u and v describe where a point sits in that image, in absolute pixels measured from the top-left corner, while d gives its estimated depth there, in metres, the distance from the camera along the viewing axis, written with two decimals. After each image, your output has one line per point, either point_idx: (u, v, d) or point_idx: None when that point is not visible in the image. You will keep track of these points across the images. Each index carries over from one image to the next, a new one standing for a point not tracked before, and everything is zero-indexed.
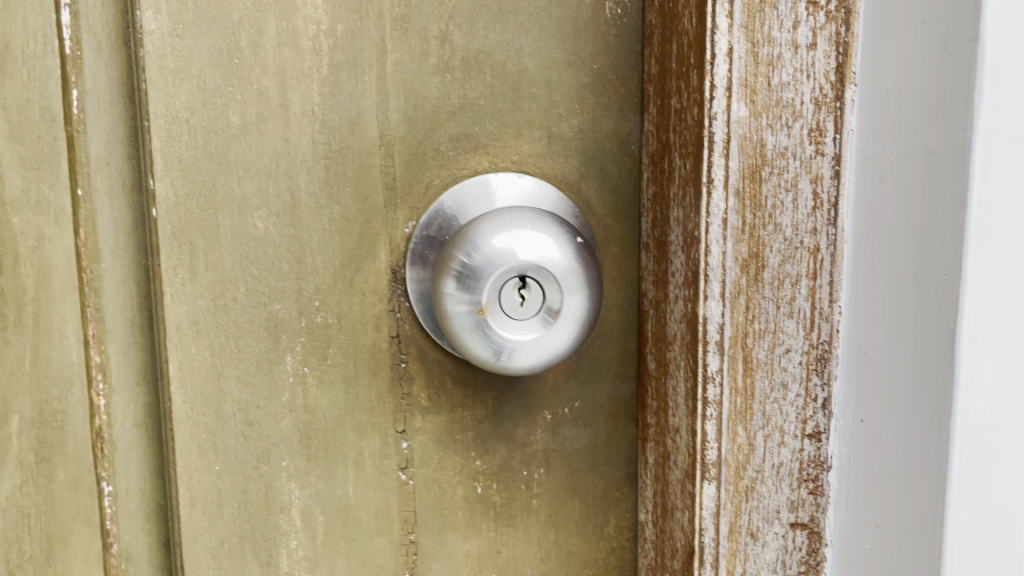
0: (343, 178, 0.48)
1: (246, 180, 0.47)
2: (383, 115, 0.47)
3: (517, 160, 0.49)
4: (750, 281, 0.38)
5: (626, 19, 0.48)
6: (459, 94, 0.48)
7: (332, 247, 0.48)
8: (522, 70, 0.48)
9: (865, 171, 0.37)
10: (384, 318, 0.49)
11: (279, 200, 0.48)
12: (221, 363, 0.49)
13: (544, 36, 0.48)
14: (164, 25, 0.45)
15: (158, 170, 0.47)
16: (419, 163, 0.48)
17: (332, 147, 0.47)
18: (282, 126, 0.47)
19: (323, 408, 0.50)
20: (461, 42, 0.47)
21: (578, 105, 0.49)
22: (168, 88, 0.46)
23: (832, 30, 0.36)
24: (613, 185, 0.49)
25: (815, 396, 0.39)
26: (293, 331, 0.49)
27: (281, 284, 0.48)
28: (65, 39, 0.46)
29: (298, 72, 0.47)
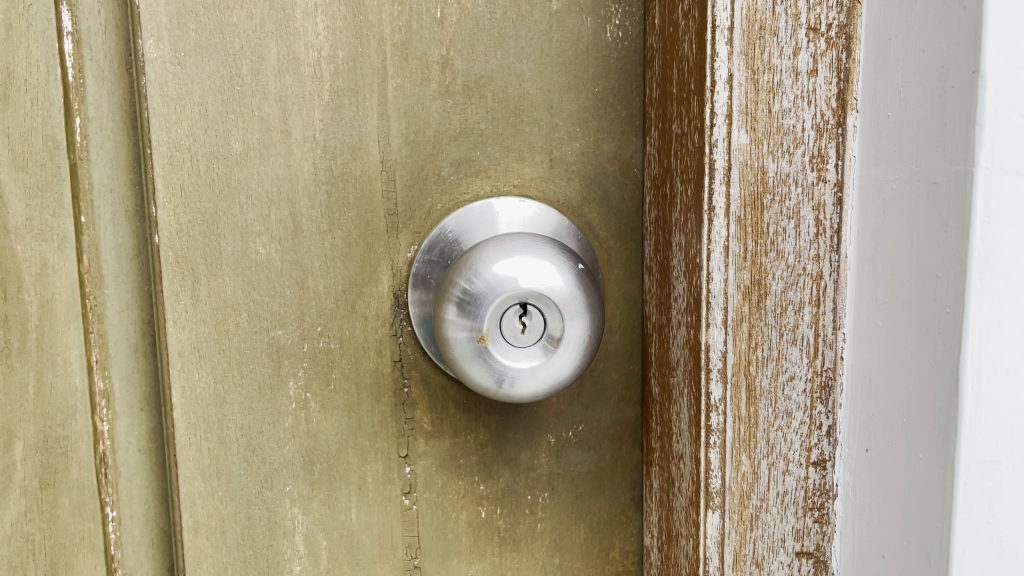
0: (345, 204, 0.48)
1: (248, 206, 0.47)
2: (384, 140, 0.47)
3: (518, 183, 0.49)
4: (752, 308, 0.37)
5: (627, 42, 0.47)
6: (460, 119, 0.48)
7: (333, 273, 0.48)
8: (523, 95, 0.48)
9: (868, 198, 0.36)
10: (386, 343, 0.49)
11: (281, 226, 0.48)
12: (223, 389, 0.49)
13: (546, 60, 0.47)
14: (165, 53, 0.46)
15: (161, 197, 0.47)
16: (421, 188, 0.48)
17: (333, 172, 0.47)
18: (283, 152, 0.47)
19: (326, 433, 0.50)
20: (462, 67, 0.47)
21: (580, 128, 0.48)
22: (170, 116, 0.46)
23: (832, 57, 0.36)
24: (616, 208, 0.49)
25: (820, 424, 0.39)
26: (295, 356, 0.49)
27: (283, 310, 0.48)
28: (67, 67, 0.46)
29: (299, 98, 0.47)
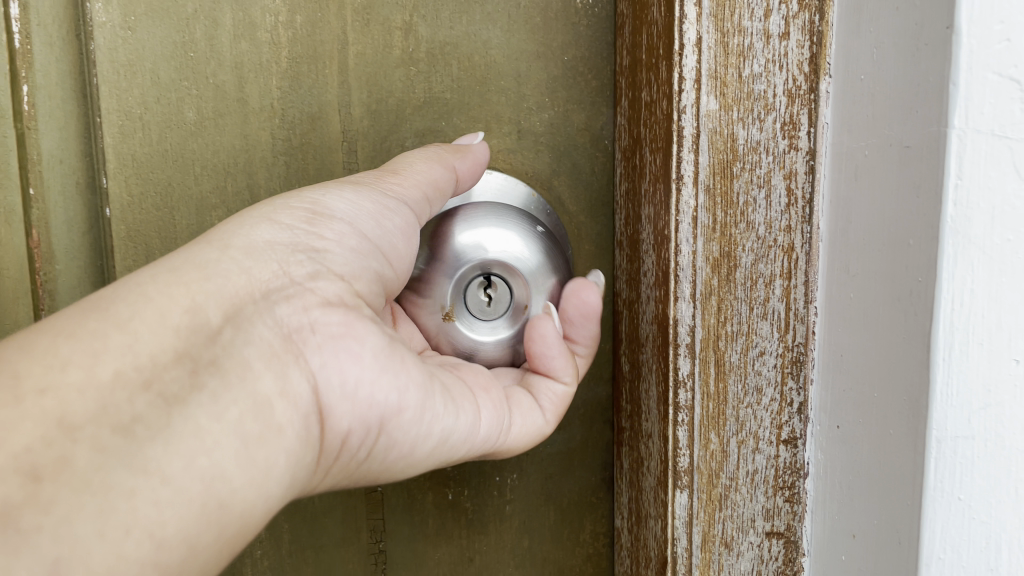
0: (305, 176, 0.46)
1: (203, 177, 0.46)
2: (345, 109, 0.46)
3: (485, 155, 0.47)
4: (722, 281, 0.36)
5: (597, 9, 0.46)
6: (424, 88, 0.46)
7: None
8: (489, 63, 0.46)
9: (838, 166, 0.35)
10: None
11: (239, 199, 0.46)
12: None
13: (513, 27, 0.46)
14: (115, 17, 0.44)
15: (111, 168, 0.45)
16: (383, 160, 0.46)
17: (293, 143, 0.46)
18: (239, 121, 0.45)
19: None
20: (426, 34, 0.45)
21: (549, 98, 0.47)
22: (119, 83, 0.44)
23: (805, 20, 0.34)
24: (586, 181, 0.48)
25: (791, 401, 0.38)
26: None
27: None
28: (14, 32, 0.44)
29: (256, 65, 0.45)
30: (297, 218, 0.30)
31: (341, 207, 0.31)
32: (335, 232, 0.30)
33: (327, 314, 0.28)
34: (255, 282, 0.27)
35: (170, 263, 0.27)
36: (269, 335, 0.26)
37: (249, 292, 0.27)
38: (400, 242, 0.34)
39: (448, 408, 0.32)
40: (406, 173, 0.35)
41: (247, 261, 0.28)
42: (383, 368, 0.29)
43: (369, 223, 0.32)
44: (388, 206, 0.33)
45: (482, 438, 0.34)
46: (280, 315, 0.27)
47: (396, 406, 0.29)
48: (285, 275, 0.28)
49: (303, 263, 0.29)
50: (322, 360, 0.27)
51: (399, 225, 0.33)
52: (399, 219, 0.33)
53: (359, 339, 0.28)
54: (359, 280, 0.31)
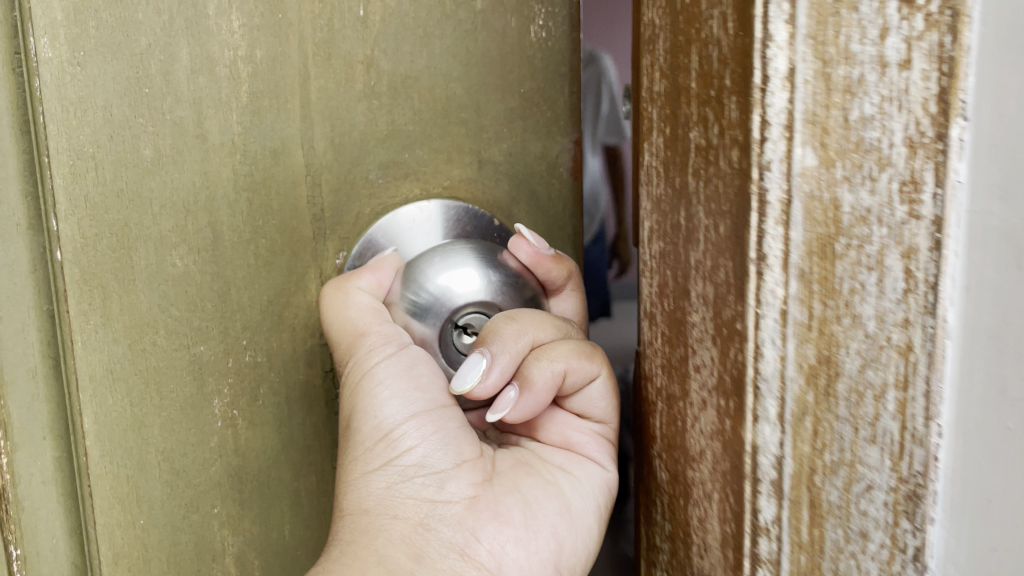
0: (268, 211, 0.46)
1: (162, 216, 0.44)
2: (308, 144, 0.45)
3: (448, 185, 0.48)
4: (819, 396, 0.26)
5: (551, 42, 0.48)
6: (387, 121, 0.46)
7: (259, 283, 0.46)
8: (450, 95, 0.47)
9: (982, 242, 0.25)
10: (316, 352, 0.47)
11: (200, 236, 0.45)
12: (141, 412, 0.46)
13: (471, 61, 0.47)
14: (63, 52, 0.42)
15: (62, 209, 0.43)
16: (348, 193, 0.46)
17: (255, 178, 0.45)
18: (198, 158, 0.44)
19: (255, 451, 0.48)
20: (387, 67, 0.46)
21: (508, 129, 0.48)
22: (70, 121, 0.42)
23: (932, 42, 0.24)
24: (544, 207, 0.50)
25: (904, 546, 0.28)
26: (220, 372, 0.46)
27: (205, 324, 0.46)
28: None
29: (215, 100, 0.44)
30: (386, 453, 0.39)
31: (395, 408, 0.39)
32: (413, 437, 0.39)
33: (451, 504, 0.38)
34: (409, 519, 0.38)
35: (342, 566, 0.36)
36: (449, 559, 0.37)
37: (413, 532, 0.38)
38: (446, 385, 0.40)
39: (579, 496, 0.40)
40: (373, 328, 0.41)
41: (399, 520, 0.38)
42: (515, 528, 0.38)
43: (416, 398, 0.40)
44: (409, 376, 0.40)
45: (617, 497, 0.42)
46: (449, 538, 0.37)
47: (557, 548, 0.38)
48: (422, 497, 0.38)
49: (405, 471, 0.39)
50: (487, 548, 0.37)
51: (428, 368, 0.40)
52: (423, 365, 0.40)
53: (481, 508, 0.38)
54: (460, 448, 0.40)
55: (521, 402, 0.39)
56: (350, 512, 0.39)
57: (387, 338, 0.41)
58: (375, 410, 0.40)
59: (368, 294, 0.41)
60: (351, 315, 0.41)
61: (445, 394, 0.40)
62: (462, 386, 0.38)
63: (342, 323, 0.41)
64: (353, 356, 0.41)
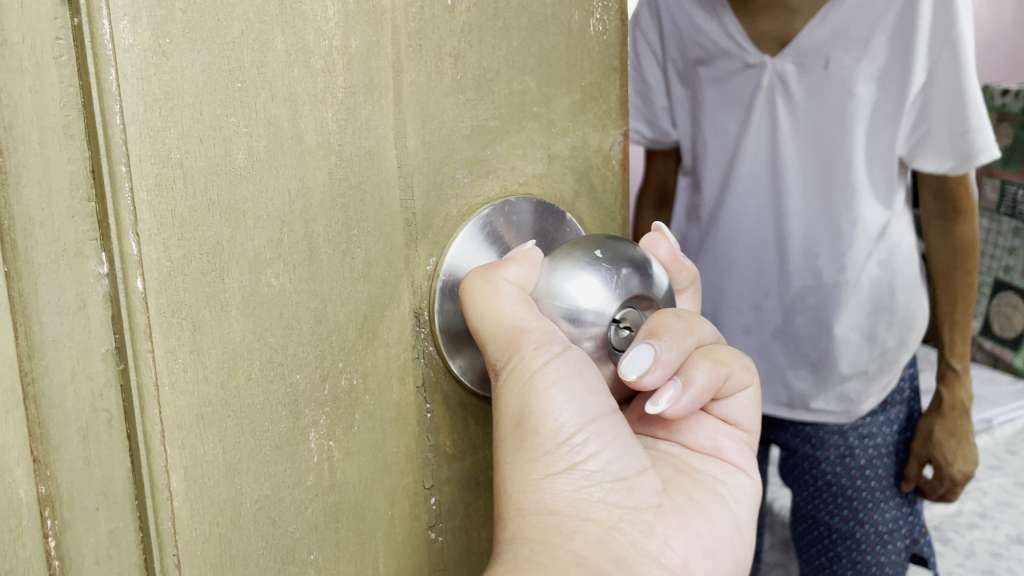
0: (362, 218, 0.41)
1: (256, 230, 0.38)
2: (401, 142, 0.42)
3: (523, 181, 0.47)
4: None
5: (606, 37, 0.49)
6: (472, 116, 0.44)
7: (355, 297, 0.42)
8: (525, 89, 0.46)
9: None
10: (409, 368, 0.44)
11: (296, 251, 0.40)
12: (235, 458, 0.39)
13: (544, 54, 0.46)
14: (145, 38, 0.34)
15: (147, 229, 0.36)
16: (438, 194, 0.44)
17: (350, 183, 0.41)
18: (294, 161, 0.39)
19: (352, 483, 0.43)
20: (473, 61, 0.44)
21: (572, 123, 0.48)
22: (154, 122, 0.35)
23: None
24: (599, 199, 0.51)
25: None
26: (316, 402, 0.41)
27: (301, 351, 0.40)
28: None
29: (310, 96, 0.39)
30: (572, 457, 0.42)
31: (574, 415, 0.42)
32: (596, 446, 0.43)
33: (634, 508, 0.43)
34: (601, 522, 0.42)
35: (544, 566, 0.39)
36: (641, 560, 0.42)
37: (607, 531, 0.42)
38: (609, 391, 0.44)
39: (737, 497, 0.50)
40: (531, 325, 0.41)
41: (591, 522, 0.42)
42: (699, 537, 0.45)
43: (591, 406, 0.43)
44: (583, 381, 0.42)
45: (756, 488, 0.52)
46: (640, 541, 0.43)
47: (720, 545, 0.46)
48: (611, 500, 0.43)
49: (590, 476, 0.43)
50: (667, 546, 0.44)
51: (594, 370, 0.43)
52: (590, 368, 0.43)
53: (667, 516, 0.45)
54: (632, 451, 0.45)
55: (682, 398, 0.44)
56: (535, 511, 0.41)
57: (546, 337, 0.41)
58: (553, 414, 0.42)
59: (513, 285, 0.41)
60: (504, 307, 0.40)
61: (610, 400, 0.44)
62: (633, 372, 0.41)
63: (497, 318, 0.40)
64: (516, 355, 0.41)
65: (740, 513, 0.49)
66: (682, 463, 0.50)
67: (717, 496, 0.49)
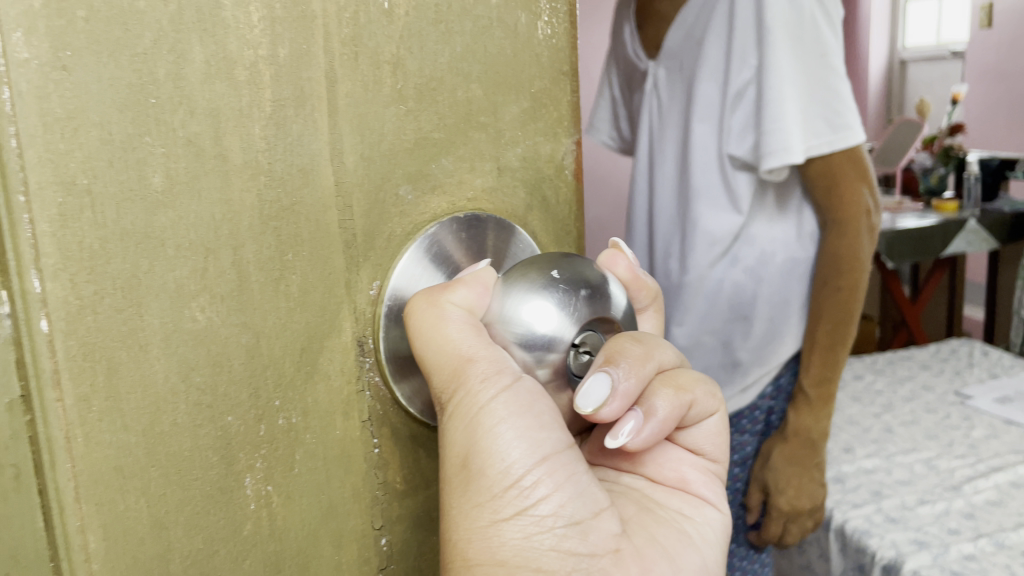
0: (296, 242, 0.38)
1: (176, 261, 0.35)
2: (338, 158, 0.39)
3: (471, 196, 0.44)
4: None
5: (555, 41, 0.46)
6: (414, 128, 0.41)
7: (291, 328, 0.38)
8: (470, 98, 0.43)
9: None
10: (353, 402, 0.41)
11: (222, 281, 0.36)
12: (160, 511, 0.36)
13: (490, 60, 0.43)
14: (41, 51, 0.31)
15: (50, 265, 0.32)
16: (380, 213, 0.41)
17: (282, 204, 0.37)
18: (218, 183, 0.35)
19: (294, 529, 0.40)
20: (413, 69, 0.40)
21: (522, 132, 0.45)
22: (55, 144, 0.31)
23: None
24: (553, 212, 0.48)
25: None
26: (251, 445, 0.38)
27: (232, 390, 0.37)
28: None
29: (234, 111, 0.35)
30: (522, 503, 0.41)
31: (524, 459, 0.41)
32: (547, 489, 0.42)
33: (587, 554, 0.43)
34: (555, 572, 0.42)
35: None
36: None
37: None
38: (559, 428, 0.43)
39: (703, 534, 0.51)
40: (478, 354, 0.39)
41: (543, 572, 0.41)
42: None
43: (543, 446, 0.42)
44: (531, 414, 0.41)
45: (723, 523, 0.53)
46: None
47: None
48: (565, 548, 0.42)
49: (541, 521, 0.42)
50: None
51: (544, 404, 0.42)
52: (540, 403, 0.41)
53: (623, 561, 0.45)
54: (585, 490, 0.44)
55: (642, 430, 0.44)
56: (485, 562, 0.40)
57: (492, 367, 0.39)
58: (501, 455, 0.41)
59: (460, 309, 0.38)
60: (450, 335, 0.38)
61: (561, 438, 0.43)
62: (589, 407, 0.39)
63: (441, 348, 0.38)
64: (461, 386, 0.39)
65: (704, 549, 0.51)
66: (648, 497, 0.51)
67: (681, 535, 0.50)
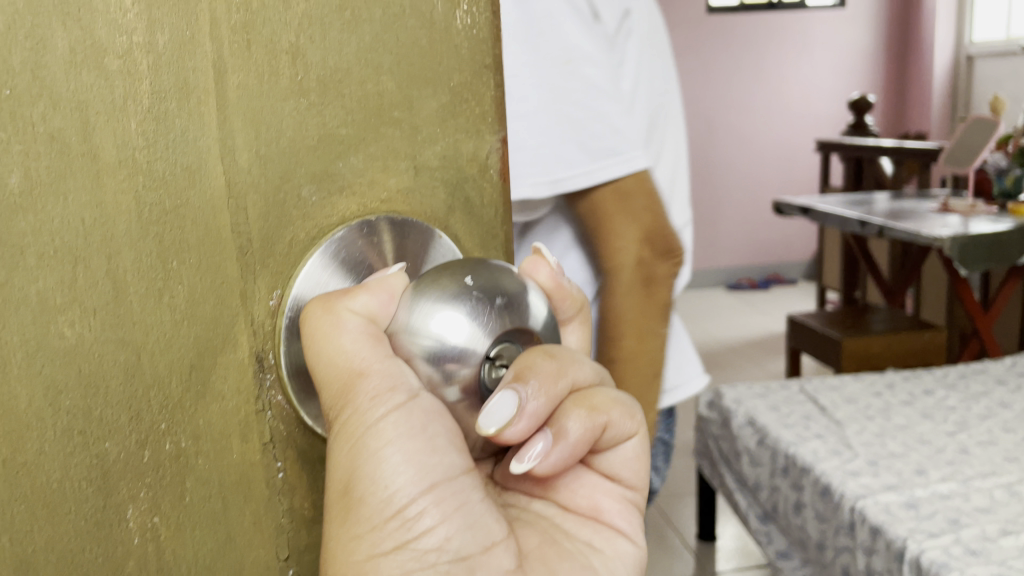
0: (182, 248, 0.34)
1: (39, 271, 0.31)
2: (229, 157, 0.35)
3: (385, 198, 0.41)
4: None
5: (476, 31, 0.42)
6: (318, 124, 0.38)
7: (179, 344, 0.35)
8: (381, 91, 0.40)
9: None
10: (252, 423, 0.37)
11: (95, 293, 0.33)
12: (29, 545, 0.33)
13: (403, 51, 0.40)
14: None
15: None
16: (279, 216, 0.37)
17: (165, 207, 0.34)
18: (87, 183, 0.32)
19: (186, 563, 0.36)
20: (316, 59, 0.37)
21: (440, 129, 0.42)
22: None
23: None
24: (477, 213, 0.45)
25: None
26: (133, 473, 0.34)
27: (110, 414, 0.33)
28: None
29: (106, 104, 0.32)
30: (400, 535, 0.40)
31: (406, 489, 0.40)
32: (430, 520, 0.41)
33: None
34: None
35: None
36: None
37: None
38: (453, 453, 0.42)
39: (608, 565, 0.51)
40: (372, 368, 0.37)
41: None
42: None
43: (429, 474, 0.40)
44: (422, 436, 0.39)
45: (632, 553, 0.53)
46: None
47: None
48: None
49: (421, 553, 0.41)
50: None
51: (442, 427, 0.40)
52: (435, 425, 0.40)
53: None
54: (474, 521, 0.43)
55: (550, 453, 0.42)
56: None
57: (383, 385, 0.37)
58: (385, 480, 0.40)
59: (359, 317, 0.36)
60: (343, 343, 0.36)
61: (455, 464, 0.42)
62: (492, 428, 0.36)
63: (332, 358, 0.36)
64: (350, 400, 0.37)
65: None
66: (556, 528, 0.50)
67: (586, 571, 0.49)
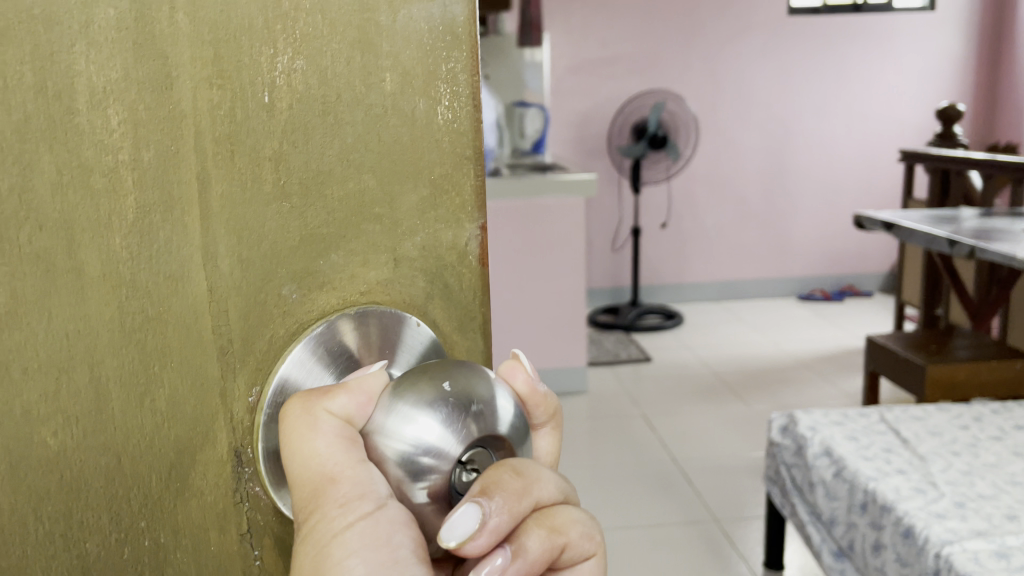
0: (164, 354, 0.36)
1: (25, 384, 0.33)
2: (210, 263, 0.36)
3: (364, 290, 0.40)
4: None
5: (458, 125, 0.40)
6: (300, 225, 0.38)
7: (158, 447, 0.36)
8: (363, 189, 0.39)
9: None
10: (230, 516, 0.39)
11: (79, 403, 0.34)
12: None
13: (384, 149, 0.39)
14: None
15: None
16: (259, 315, 0.38)
17: (145, 317, 0.35)
18: (72, 299, 0.33)
19: None
20: (299, 164, 0.37)
21: (420, 221, 0.41)
22: None
23: None
24: (457, 298, 0.44)
25: None
26: (112, 571, 0.36)
27: (88, 516, 0.35)
28: None
29: (92, 223, 0.33)
30: None
31: None
32: None
33: None
34: None
35: None
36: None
37: None
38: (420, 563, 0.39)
39: None
40: (344, 474, 0.37)
41: None
42: None
43: None
44: (388, 549, 0.38)
45: None
46: None
47: None
48: None
49: None
50: None
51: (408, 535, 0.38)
52: (400, 535, 0.38)
53: None
54: None
55: (507, 569, 0.39)
56: None
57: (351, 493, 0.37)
58: None
59: (335, 421, 0.37)
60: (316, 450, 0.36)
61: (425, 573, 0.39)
62: (453, 538, 0.36)
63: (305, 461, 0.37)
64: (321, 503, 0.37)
65: None
66: None
67: None
